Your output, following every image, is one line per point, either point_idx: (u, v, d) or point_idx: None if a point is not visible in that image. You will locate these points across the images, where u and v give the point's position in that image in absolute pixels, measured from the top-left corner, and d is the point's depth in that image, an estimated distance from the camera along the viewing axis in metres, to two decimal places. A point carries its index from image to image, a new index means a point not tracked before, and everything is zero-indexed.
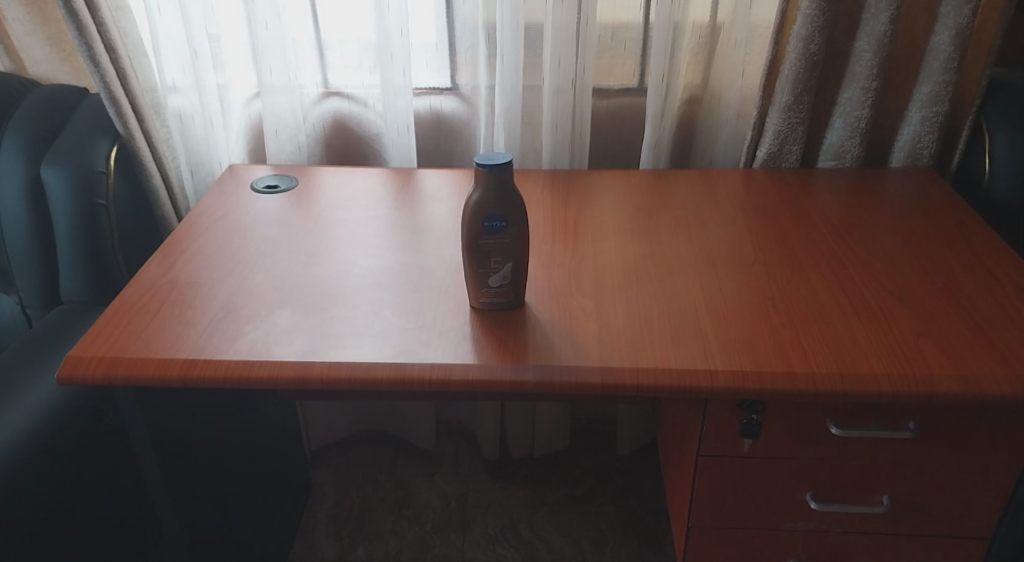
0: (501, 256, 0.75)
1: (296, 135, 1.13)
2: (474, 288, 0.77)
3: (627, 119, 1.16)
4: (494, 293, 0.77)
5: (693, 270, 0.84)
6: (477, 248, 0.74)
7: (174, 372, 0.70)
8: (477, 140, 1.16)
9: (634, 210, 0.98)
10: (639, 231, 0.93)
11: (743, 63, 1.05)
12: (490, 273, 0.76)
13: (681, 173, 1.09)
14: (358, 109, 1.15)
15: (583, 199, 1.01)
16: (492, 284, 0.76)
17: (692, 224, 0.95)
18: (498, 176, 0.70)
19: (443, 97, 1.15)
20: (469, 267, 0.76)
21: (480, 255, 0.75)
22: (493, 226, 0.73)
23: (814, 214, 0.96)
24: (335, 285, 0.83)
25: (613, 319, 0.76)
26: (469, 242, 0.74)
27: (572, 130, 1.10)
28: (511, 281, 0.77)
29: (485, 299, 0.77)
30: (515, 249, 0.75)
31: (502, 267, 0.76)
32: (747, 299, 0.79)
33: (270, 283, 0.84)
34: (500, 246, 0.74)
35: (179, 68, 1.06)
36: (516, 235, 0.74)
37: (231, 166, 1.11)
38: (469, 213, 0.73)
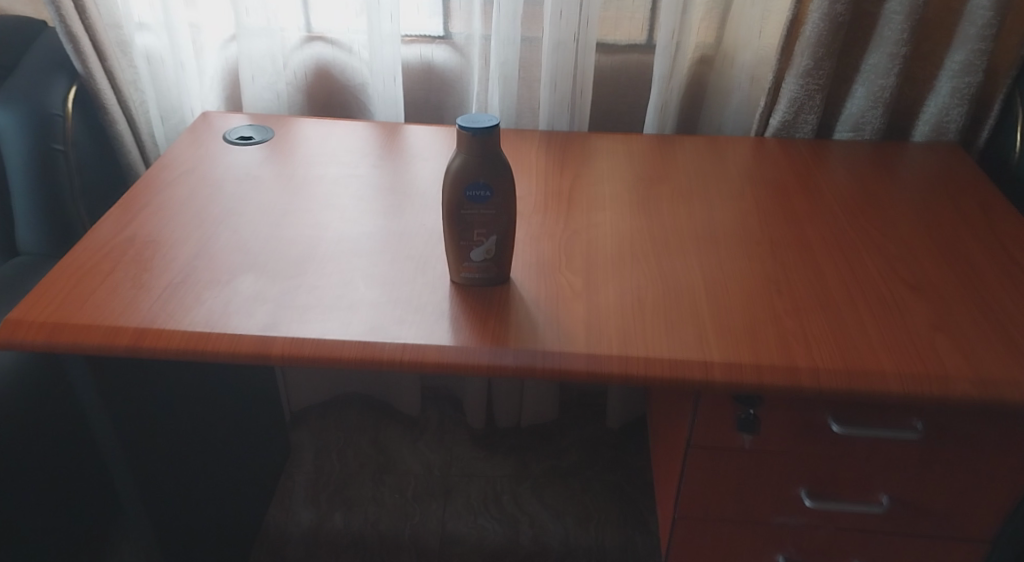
0: (485, 228, 0.69)
1: (274, 83, 1.05)
2: (454, 261, 0.71)
3: (632, 79, 1.07)
4: (476, 267, 0.71)
5: (693, 247, 0.78)
6: (459, 218, 0.68)
7: (123, 342, 0.65)
8: (469, 95, 1.09)
9: (634, 179, 0.91)
10: (638, 202, 0.86)
11: (761, 23, 0.96)
12: (473, 246, 0.70)
13: (686, 139, 1.02)
14: (342, 56, 1.07)
15: (581, 165, 0.94)
16: (474, 257, 0.70)
17: (694, 196, 0.88)
18: (483, 141, 0.64)
19: (434, 46, 1.06)
20: (450, 238, 0.70)
21: (462, 226, 0.69)
22: (475, 196, 0.67)
23: (827, 190, 0.89)
24: (305, 251, 0.77)
25: (604, 299, 0.70)
26: (450, 212, 0.68)
27: (572, 88, 1.02)
28: (496, 255, 0.71)
29: (466, 274, 0.72)
30: (500, 221, 0.69)
31: (486, 239, 0.69)
32: (749, 281, 0.72)
33: (235, 245, 0.77)
34: (485, 218, 0.68)
35: (147, 2, 0.97)
36: (501, 206, 0.68)
37: (205, 113, 1.03)
38: (451, 181, 0.66)
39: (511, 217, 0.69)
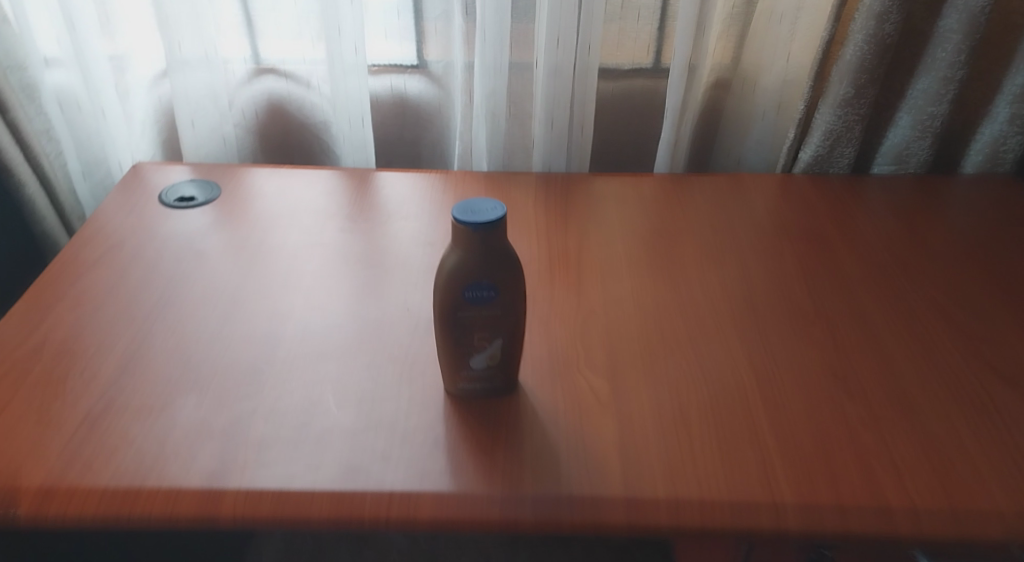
0: (488, 329, 0.55)
1: (219, 126, 0.90)
2: (449, 370, 0.57)
3: (638, 107, 0.93)
4: (478, 376, 0.57)
5: (734, 327, 0.64)
6: (456, 321, 0.54)
7: (23, 509, 0.49)
8: (451, 131, 0.95)
9: (651, 235, 0.77)
10: (660, 266, 0.72)
11: (789, 44, 0.84)
12: (473, 352, 0.56)
13: (703, 179, 0.88)
14: (299, 91, 0.92)
15: (588, 217, 0.80)
16: (474, 365, 0.56)
17: (723, 253, 0.74)
18: (485, 232, 0.50)
19: (406, 76, 0.92)
20: (444, 343, 0.56)
21: (459, 329, 0.54)
22: (475, 296, 0.53)
23: (876, 238, 0.76)
24: (260, 356, 0.61)
25: (636, 411, 0.56)
26: (443, 314, 0.54)
27: (570, 123, 0.88)
28: (502, 359, 0.56)
29: (464, 385, 0.57)
30: (506, 321, 0.55)
31: (489, 342, 0.55)
32: (808, 377, 0.59)
33: (173, 350, 0.62)
34: (488, 318, 0.54)
35: (56, 36, 0.81)
36: (508, 305, 0.54)
37: (136, 165, 0.87)
38: (444, 280, 0.52)
39: (519, 315, 0.55)
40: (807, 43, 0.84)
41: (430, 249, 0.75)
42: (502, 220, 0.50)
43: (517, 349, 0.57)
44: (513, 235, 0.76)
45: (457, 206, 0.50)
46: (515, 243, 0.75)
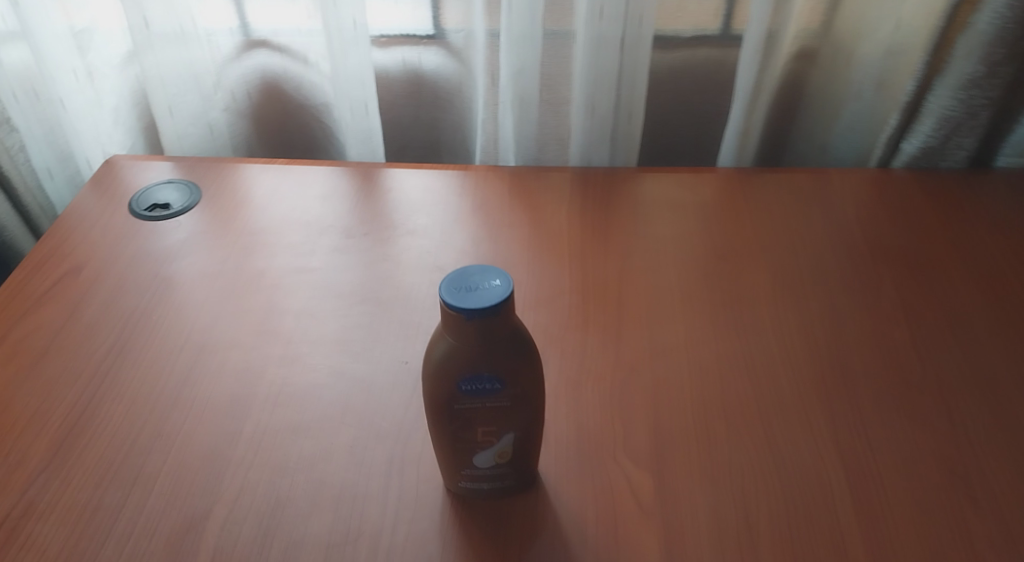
0: (495, 424, 0.42)
1: (203, 112, 0.78)
2: (448, 468, 0.44)
3: (700, 83, 0.76)
4: (485, 476, 0.44)
5: (807, 399, 0.51)
6: (453, 418, 0.41)
7: None
8: (473, 113, 0.80)
9: (712, 255, 0.63)
10: (723, 303, 0.58)
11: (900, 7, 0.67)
12: (476, 449, 0.43)
13: (774, 179, 0.71)
14: (297, 67, 0.78)
15: (633, 231, 0.65)
16: (479, 462, 0.44)
17: (803, 286, 0.60)
18: (483, 321, 0.36)
19: (421, 48, 0.77)
20: (439, 440, 0.43)
21: (458, 427, 0.42)
22: (475, 392, 0.40)
23: (1001, 266, 0.61)
24: (224, 436, 0.49)
25: (688, 522, 0.44)
26: (435, 410, 0.41)
27: (616, 108, 0.72)
28: (516, 456, 0.44)
29: (467, 484, 0.45)
30: (517, 416, 0.41)
31: (496, 438, 0.42)
32: (905, 477, 0.47)
33: (121, 420, 0.50)
34: (493, 413, 0.41)
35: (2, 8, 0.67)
36: (519, 400, 0.41)
37: (109, 160, 0.75)
38: (435, 375, 0.40)
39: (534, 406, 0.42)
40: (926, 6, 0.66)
41: (437, 276, 0.61)
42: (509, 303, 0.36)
43: (536, 442, 0.44)
44: (536, 258, 0.63)
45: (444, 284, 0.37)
46: (538, 270, 0.61)
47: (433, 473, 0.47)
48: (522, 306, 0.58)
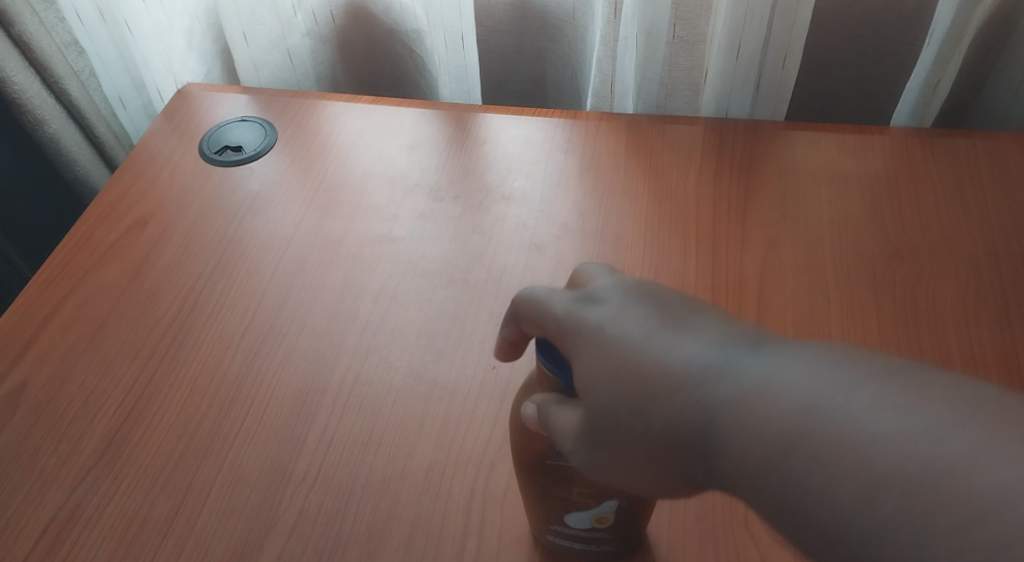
0: (592, 488, 0.33)
1: (279, 38, 0.69)
2: (538, 521, 0.37)
3: (878, 16, 0.60)
4: (583, 535, 0.37)
5: None
6: (542, 476, 0.33)
7: None
8: (586, 45, 0.67)
9: (884, 253, 0.49)
10: (904, 318, 0.46)
11: None
12: (569, 510, 0.35)
13: (970, 142, 0.55)
14: None
15: (781, 211, 0.53)
16: (571, 521, 0.36)
17: (1014, 306, 0.46)
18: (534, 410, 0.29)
19: None
20: (527, 494, 0.36)
21: (549, 487, 0.34)
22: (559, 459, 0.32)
23: None
24: (285, 443, 0.44)
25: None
26: (520, 465, 0.34)
27: (768, 48, 0.58)
28: (621, 520, 0.35)
29: (560, 538, 0.38)
30: (602, 435, 0.26)
31: (593, 502, 0.34)
32: None
33: (178, 410, 0.45)
34: (597, 457, 0.27)
35: None
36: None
37: (183, 89, 0.68)
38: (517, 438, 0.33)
39: (615, 408, 0.26)
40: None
41: (535, 258, 0.52)
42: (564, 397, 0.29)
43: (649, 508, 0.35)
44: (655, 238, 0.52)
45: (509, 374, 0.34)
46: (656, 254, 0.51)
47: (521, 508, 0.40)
48: None
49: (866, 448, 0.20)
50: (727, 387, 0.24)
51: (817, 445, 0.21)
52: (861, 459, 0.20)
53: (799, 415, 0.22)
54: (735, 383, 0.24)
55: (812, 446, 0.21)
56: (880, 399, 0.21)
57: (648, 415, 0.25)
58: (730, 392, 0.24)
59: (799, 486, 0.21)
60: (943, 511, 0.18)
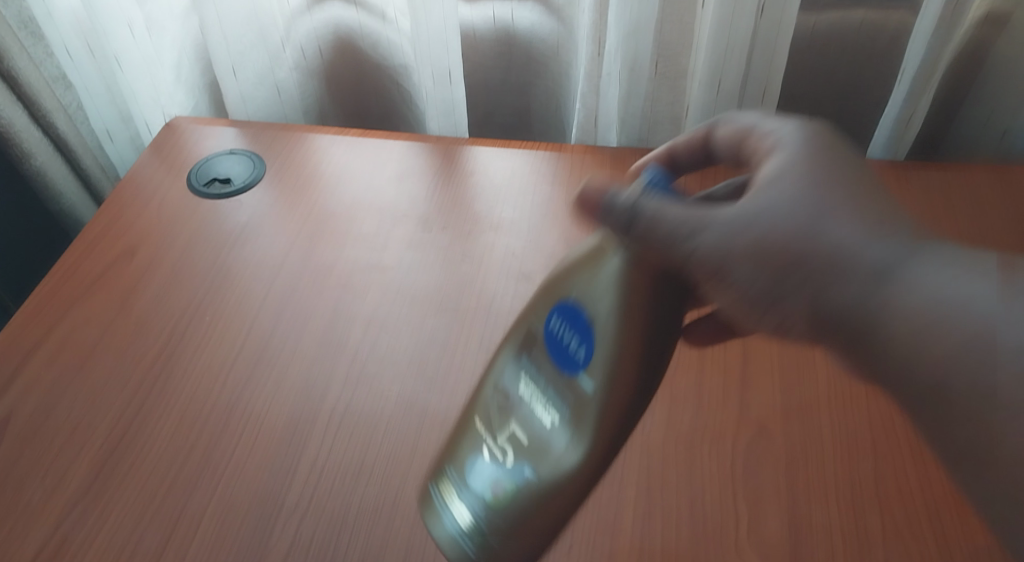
0: (525, 437, 0.36)
1: (268, 73, 0.70)
2: (452, 457, 0.38)
3: (850, 53, 0.63)
4: (464, 512, 0.36)
5: None
6: (521, 367, 0.37)
7: None
8: (570, 80, 0.69)
9: None
10: None
11: None
12: (482, 455, 0.36)
13: (936, 178, 0.58)
14: (374, 24, 0.70)
15: None
16: (476, 482, 0.36)
17: None
18: (682, 222, 0.34)
19: (515, 5, 0.66)
20: (479, 400, 0.38)
21: (511, 391, 0.37)
22: (574, 322, 0.35)
23: None
24: (276, 473, 0.43)
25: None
26: (524, 340, 0.38)
27: (746, 84, 0.60)
28: (505, 512, 0.35)
29: (444, 505, 0.37)
30: (750, 253, 0.35)
31: (508, 455, 0.35)
32: None
33: (166, 442, 0.45)
34: (733, 258, 0.35)
35: None
36: (571, 424, 0.35)
37: (171, 122, 0.68)
38: (579, 270, 0.36)
39: (759, 244, 0.34)
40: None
41: (525, 286, 0.53)
42: (726, 229, 0.35)
43: (547, 534, 0.36)
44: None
45: (592, 201, 0.36)
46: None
47: (428, 473, 0.40)
48: None
49: (968, 315, 0.32)
50: (909, 277, 0.33)
51: (977, 349, 0.31)
52: (944, 317, 0.32)
53: (982, 319, 0.31)
54: (916, 274, 0.33)
55: (968, 357, 0.32)
56: (970, 281, 0.32)
57: (797, 246, 0.34)
58: (911, 284, 0.33)
59: (920, 343, 0.33)
60: (967, 375, 0.32)
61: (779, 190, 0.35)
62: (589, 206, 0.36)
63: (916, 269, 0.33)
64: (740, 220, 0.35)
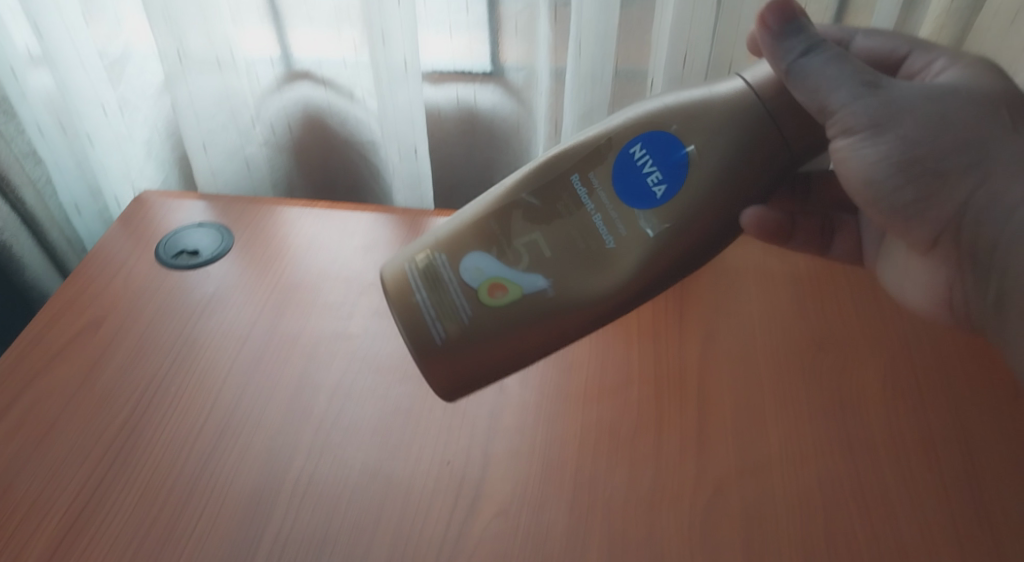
0: (589, 206, 0.40)
1: (238, 149, 0.73)
2: (448, 247, 0.42)
3: None
4: (453, 300, 0.40)
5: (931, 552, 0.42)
6: (572, 187, 0.41)
7: None
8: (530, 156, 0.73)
9: (806, 344, 0.54)
10: (829, 403, 0.50)
11: None
12: (489, 255, 0.41)
13: None
14: (342, 103, 0.73)
15: (713, 306, 0.57)
16: (474, 259, 0.41)
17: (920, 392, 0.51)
18: (853, 79, 0.38)
19: (476, 87, 0.71)
20: (499, 206, 0.41)
21: (561, 198, 0.41)
22: (661, 154, 0.40)
23: None
24: (240, 545, 0.43)
25: (788, 518, 0.44)
26: (592, 153, 0.41)
27: None
28: (495, 310, 0.40)
29: (420, 295, 0.41)
30: (908, 130, 0.39)
31: (519, 265, 0.40)
32: None
33: (127, 517, 0.44)
34: (893, 122, 0.39)
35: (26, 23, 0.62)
36: (612, 255, 0.40)
37: (141, 195, 0.70)
38: (716, 102, 0.40)
39: (932, 141, 0.39)
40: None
41: None
42: (906, 95, 0.39)
43: (516, 355, 0.42)
44: (590, 369, 0.53)
45: (779, 14, 0.39)
46: (595, 381, 0.52)
47: (419, 245, 0.42)
48: (582, 402, 0.51)
49: None
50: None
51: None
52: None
53: None
54: None
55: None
56: None
57: (953, 144, 0.39)
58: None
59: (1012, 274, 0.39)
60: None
61: (956, 92, 0.39)
62: (774, 20, 0.39)
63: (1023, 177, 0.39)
64: (916, 96, 0.39)
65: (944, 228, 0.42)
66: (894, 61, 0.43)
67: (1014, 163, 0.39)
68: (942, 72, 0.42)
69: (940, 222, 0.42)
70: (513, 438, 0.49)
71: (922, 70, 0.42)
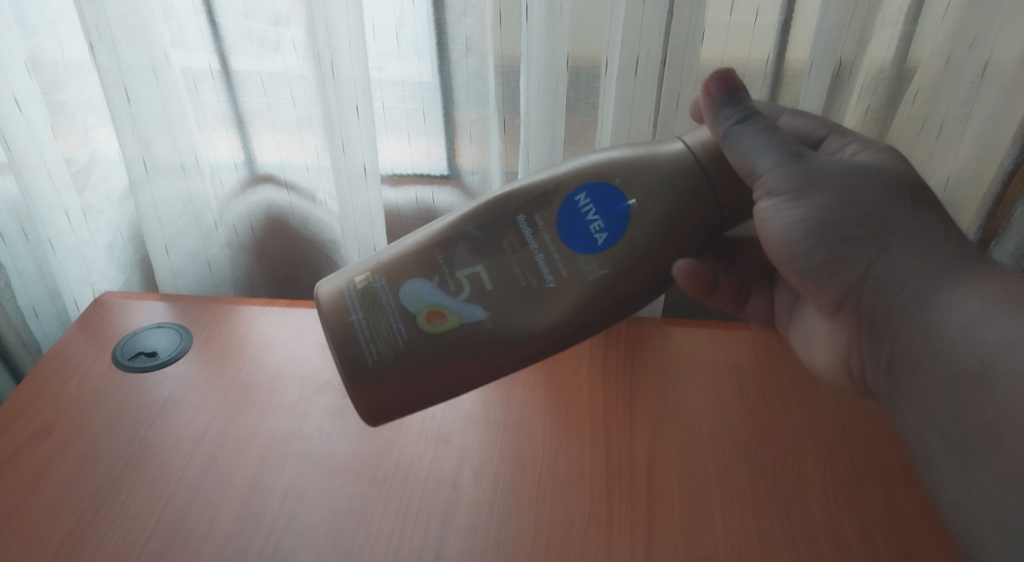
0: (532, 245, 0.43)
1: (201, 250, 0.75)
2: (390, 273, 0.44)
3: None
4: (392, 323, 0.43)
5: None
6: (517, 226, 0.44)
7: None
8: None
9: (748, 434, 0.56)
10: (770, 492, 0.52)
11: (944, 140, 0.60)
12: (430, 282, 0.44)
13: None
14: (305, 204, 0.75)
15: (660, 396, 0.59)
16: (416, 286, 0.44)
17: (855, 479, 0.53)
18: (780, 147, 0.41)
19: (435, 188, 0.74)
20: (445, 238, 0.44)
21: (506, 235, 0.44)
22: (604, 204, 0.43)
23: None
24: None
25: None
26: (540, 197, 0.44)
27: None
28: (432, 336, 0.43)
29: (358, 316, 0.44)
30: (827, 196, 0.41)
31: (458, 296, 0.43)
32: None
33: None
34: (815, 189, 0.41)
35: None
36: (550, 295, 0.43)
37: (100, 296, 0.70)
38: (660, 161, 0.43)
39: (843, 209, 0.41)
40: (970, 159, 0.61)
41: (442, 450, 0.55)
42: (827, 164, 0.42)
43: (448, 386, 0.44)
44: (541, 463, 0.54)
45: (721, 82, 0.42)
46: (548, 477, 0.53)
47: (362, 265, 0.45)
48: (533, 498, 0.51)
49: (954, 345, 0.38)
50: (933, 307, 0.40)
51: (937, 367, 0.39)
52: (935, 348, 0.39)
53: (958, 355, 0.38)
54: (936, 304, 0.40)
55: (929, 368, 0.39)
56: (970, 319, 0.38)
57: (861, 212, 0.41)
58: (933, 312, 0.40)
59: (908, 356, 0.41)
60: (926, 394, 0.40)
61: (871, 169, 0.42)
62: (715, 88, 0.42)
63: (931, 267, 0.40)
64: (835, 168, 0.42)
65: (846, 293, 0.43)
66: (814, 143, 0.46)
67: (911, 239, 0.41)
68: (856, 154, 0.44)
69: (844, 287, 0.43)
70: (465, 539, 0.49)
71: (837, 153, 0.45)
